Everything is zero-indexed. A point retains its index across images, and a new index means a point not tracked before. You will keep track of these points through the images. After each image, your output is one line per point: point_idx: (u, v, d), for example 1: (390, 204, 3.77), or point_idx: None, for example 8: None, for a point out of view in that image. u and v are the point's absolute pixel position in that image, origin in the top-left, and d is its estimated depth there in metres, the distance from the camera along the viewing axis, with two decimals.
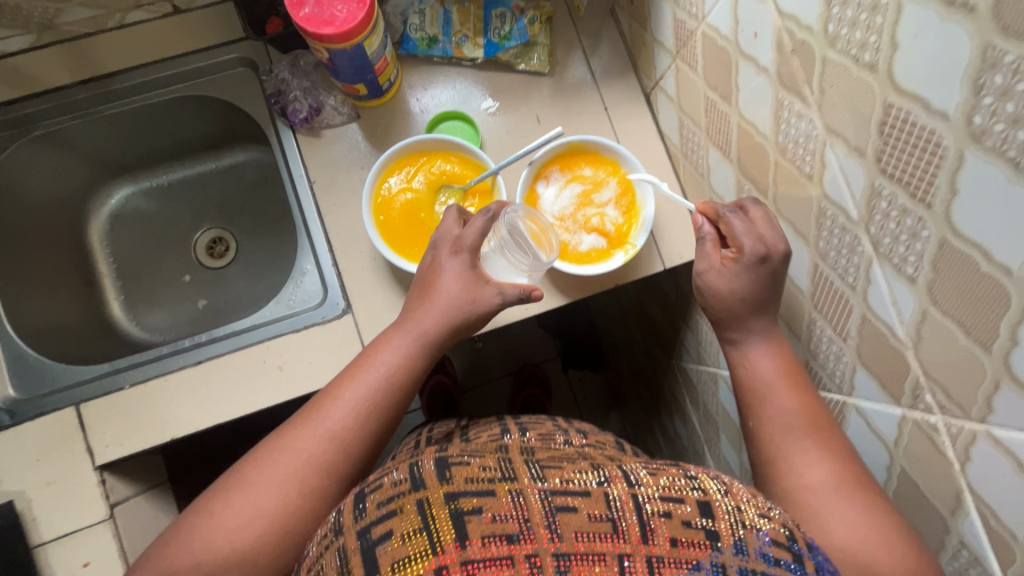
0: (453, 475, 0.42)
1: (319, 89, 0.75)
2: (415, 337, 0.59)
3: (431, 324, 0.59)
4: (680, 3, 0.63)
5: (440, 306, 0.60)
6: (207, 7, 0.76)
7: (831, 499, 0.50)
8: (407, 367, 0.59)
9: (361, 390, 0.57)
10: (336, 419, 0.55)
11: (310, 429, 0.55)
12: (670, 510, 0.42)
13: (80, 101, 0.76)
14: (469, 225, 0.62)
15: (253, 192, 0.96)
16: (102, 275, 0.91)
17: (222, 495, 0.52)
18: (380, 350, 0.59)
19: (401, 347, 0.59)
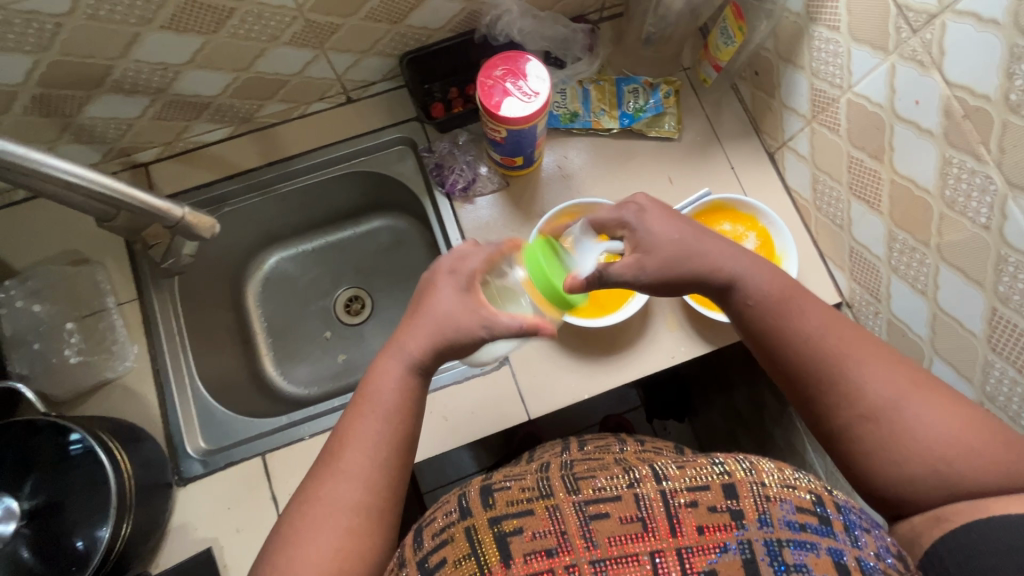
0: (496, 501, 0.50)
1: (478, 162, 0.84)
2: (404, 361, 0.59)
3: (418, 348, 0.58)
4: (818, 74, 0.70)
5: (431, 326, 0.58)
6: (377, 95, 0.86)
7: (904, 408, 0.53)
8: (408, 389, 0.59)
9: (370, 426, 0.57)
10: (352, 460, 0.55)
11: (332, 475, 0.55)
12: (696, 499, 0.49)
13: (265, 180, 0.86)
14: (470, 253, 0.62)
15: (386, 254, 1.05)
16: (256, 333, 1.00)
17: (283, 544, 0.52)
18: (377, 379, 0.59)
19: (394, 374, 0.58)
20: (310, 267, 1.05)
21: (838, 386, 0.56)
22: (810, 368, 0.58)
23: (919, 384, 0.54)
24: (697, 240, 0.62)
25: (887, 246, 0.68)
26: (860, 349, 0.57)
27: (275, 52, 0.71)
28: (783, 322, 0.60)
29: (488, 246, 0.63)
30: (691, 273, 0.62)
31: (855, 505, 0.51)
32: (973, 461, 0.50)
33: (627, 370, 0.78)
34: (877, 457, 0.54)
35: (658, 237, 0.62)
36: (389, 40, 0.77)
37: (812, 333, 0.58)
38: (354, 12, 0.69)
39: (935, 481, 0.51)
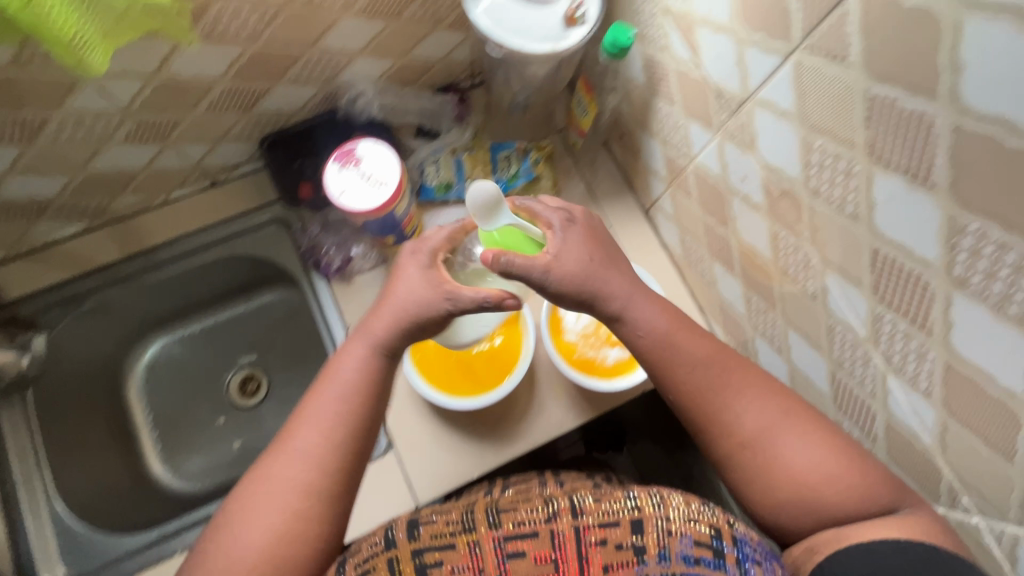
0: (421, 533, 0.48)
1: (350, 242, 0.81)
2: (369, 345, 0.58)
3: (382, 330, 0.57)
4: (669, 144, 0.71)
5: (398, 310, 0.57)
6: (243, 176, 0.83)
7: (779, 438, 0.55)
8: (371, 373, 0.58)
9: (326, 410, 0.56)
10: (310, 440, 0.54)
11: (287, 454, 0.54)
12: (606, 536, 0.48)
13: (127, 274, 0.82)
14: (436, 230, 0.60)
15: (280, 328, 1.00)
16: (139, 428, 0.94)
17: (229, 520, 0.52)
18: (338, 365, 0.58)
19: (356, 357, 0.58)
20: (198, 349, 0.99)
21: (720, 419, 0.57)
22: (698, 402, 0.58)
23: (793, 414, 0.56)
24: (606, 266, 0.58)
25: (746, 307, 0.70)
26: (742, 381, 0.58)
27: (111, 151, 0.67)
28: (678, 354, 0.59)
29: (449, 222, 0.60)
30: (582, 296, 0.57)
31: (752, 538, 0.49)
32: (836, 492, 0.52)
33: (515, 444, 0.77)
34: (758, 479, 0.55)
35: (581, 255, 0.57)
36: (242, 126, 0.74)
37: (702, 366, 0.59)
38: (194, 106, 0.66)
39: (800, 508, 0.53)
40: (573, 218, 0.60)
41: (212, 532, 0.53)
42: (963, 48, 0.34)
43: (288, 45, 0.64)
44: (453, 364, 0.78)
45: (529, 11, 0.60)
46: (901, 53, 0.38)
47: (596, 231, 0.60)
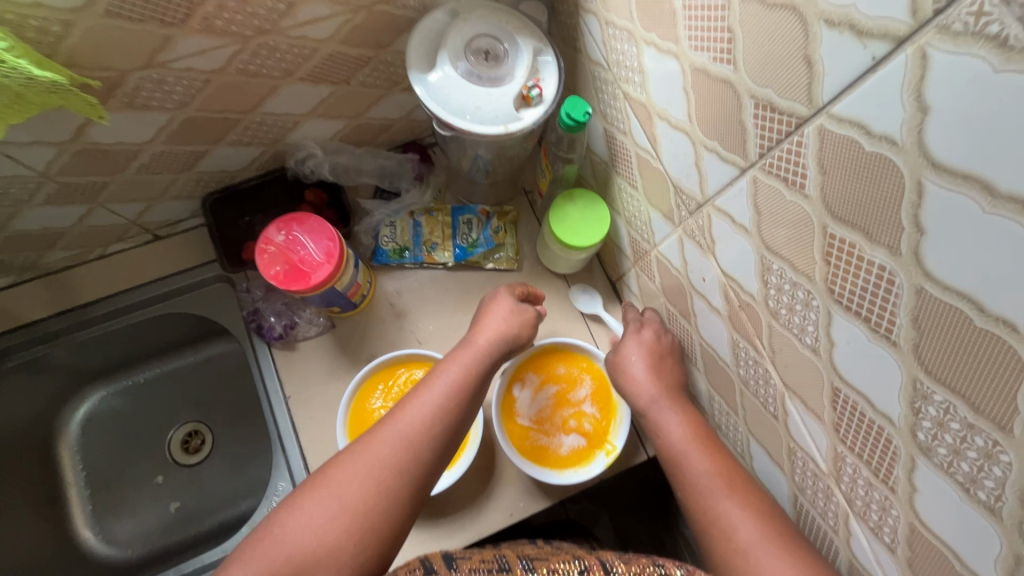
0: (459, 565, 0.48)
1: (296, 307, 0.77)
2: (473, 354, 0.60)
3: (484, 344, 0.61)
4: (633, 226, 0.67)
5: (494, 333, 0.63)
6: (187, 232, 0.78)
7: (761, 554, 0.48)
8: (474, 376, 0.58)
9: (431, 396, 0.55)
10: (410, 418, 0.53)
11: (384, 429, 0.52)
12: None
13: (56, 331, 0.77)
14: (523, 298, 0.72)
15: (228, 383, 0.94)
16: (68, 488, 0.88)
17: (306, 490, 0.48)
18: (438, 370, 0.59)
19: (463, 361, 0.59)
20: (141, 402, 0.94)
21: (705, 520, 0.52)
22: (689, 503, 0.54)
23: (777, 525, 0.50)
24: (648, 374, 0.63)
25: (710, 406, 0.65)
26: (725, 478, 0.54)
27: (33, 213, 0.63)
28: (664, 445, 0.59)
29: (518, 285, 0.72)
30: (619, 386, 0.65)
31: None
32: None
33: (459, 534, 0.71)
34: None
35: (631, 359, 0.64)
36: (181, 185, 0.70)
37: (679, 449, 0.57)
38: (123, 169, 0.62)
39: None
40: (642, 331, 0.67)
41: (286, 504, 0.48)
42: (925, 209, 0.29)
43: (223, 111, 0.60)
44: None
45: (478, 90, 0.56)
46: (858, 198, 0.33)
47: (667, 349, 0.65)
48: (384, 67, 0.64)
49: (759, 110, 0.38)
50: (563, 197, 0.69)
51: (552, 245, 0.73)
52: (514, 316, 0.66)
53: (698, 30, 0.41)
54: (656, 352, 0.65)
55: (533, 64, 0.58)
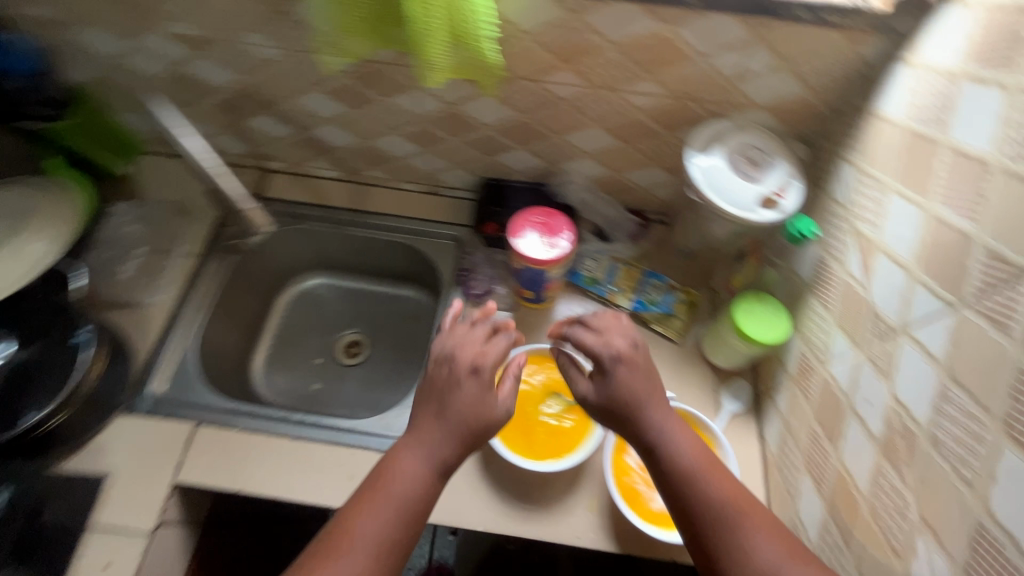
0: None
1: (497, 281, 0.95)
2: (438, 445, 0.64)
3: (448, 429, 0.64)
4: (809, 345, 0.73)
5: (458, 412, 0.65)
6: (453, 198, 1.04)
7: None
8: (423, 490, 0.63)
9: (375, 524, 0.59)
10: (353, 557, 0.57)
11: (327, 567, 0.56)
12: None
13: (339, 220, 1.05)
14: (491, 345, 0.69)
15: (402, 320, 1.16)
16: (265, 329, 1.13)
17: None
18: (394, 480, 0.63)
19: (425, 456, 0.64)
20: (339, 300, 1.18)
21: (727, 550, 0.56)
22: (716, 534, 0.57)
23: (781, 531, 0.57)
24: (643, 403, 0.64)
25: (819, 536, 0.65)
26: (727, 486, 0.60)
27: (391, 138, 0.92)
28: (676, 465, 0.61)
29: (500, 337, 0.71)
30: (624, 422, 0.65)
31: None
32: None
33: (530, 525, 0.76)
34: None
35: (624, 382, 0.65)
36: (478, 164, 0.95)
37: (687, 471, 0.61)
38: (460, 135, 0.89)
39: None
40: (618, 352, 0.66)
41: None
42: None
43: (543, 126, 0.84)
44: (517, 423, 0.82)
45: (735, 179, 0.71)
46: None
47: (645, 363, 0.66)
48: (661, 144, 0.84)
49: (988, 258, 0.46)
50: (756, 296, 0.79)
51: (734, 341, 0.81)
52: (480, 385, 0.67)
53: (953, 190, 0.51)
54: (639, 377, 0.65)
55: (783, 181, 0.72)
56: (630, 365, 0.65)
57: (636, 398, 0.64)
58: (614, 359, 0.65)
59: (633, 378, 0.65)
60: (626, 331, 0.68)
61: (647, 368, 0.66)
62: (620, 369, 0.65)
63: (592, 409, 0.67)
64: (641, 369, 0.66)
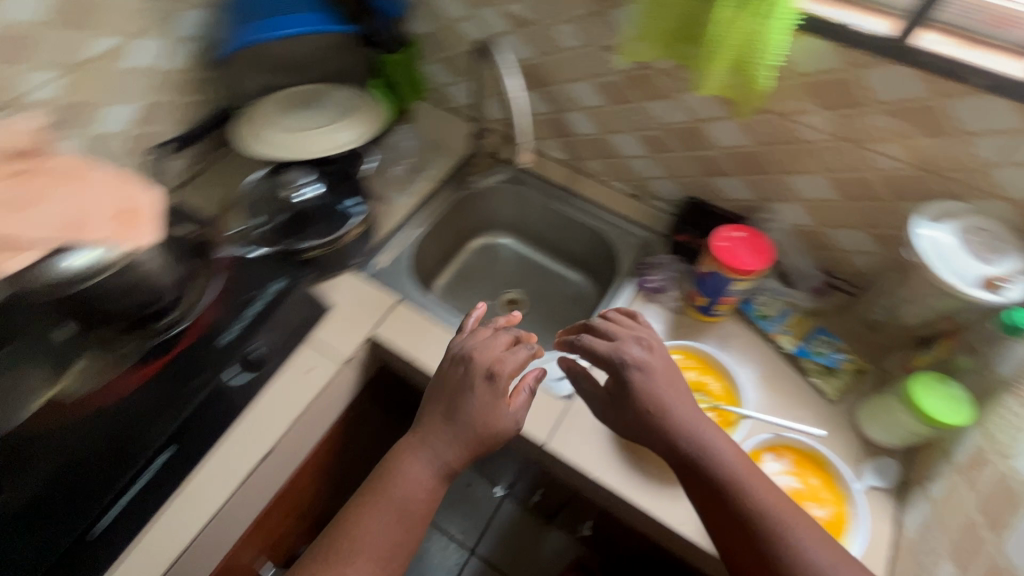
0: None
1: (673, 284, 1.04)
2: (389, 518, 0.70)
3: (390, 510, 0.71)
4: (989, 439, 0.71)
5: (394, 504, 0.71)
6: (653, 206, 1.16)
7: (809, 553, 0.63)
8: (432, 487, 0.73)
9: (383, 524, 0.70)
10: (366, 551, 0.68)
11: (345, 558, 0.67)
12: None
13: (549, 194, 1.22)
14: (509, 355, 0.77)
15: (562, 298, 1.30)
16: (451, 262, 1.32)
17: None
18: (405, 481, 0.73)
19: (377, 524, 0.70)
20: (516, 263, 1.35)
21: (772, 540, 0.65)
22: (759, 533, 0.65)
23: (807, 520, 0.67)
24: (661, 410, 0.73)
25: None
26: (756, 478, 0.70)
27: (628, 137, 1.07)
28: (715, 472, 0.69)
29: (523, 348, 0.79)
30: (645, 428, 0.74)
31: None
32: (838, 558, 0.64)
33: (642, 492, 0.81)
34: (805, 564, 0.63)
35: (647, 391, 0.74)
36: (691, 181, 1.06)
37: (725, 475, 0.69)
38: (690, 150, 1.01)
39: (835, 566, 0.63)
40: (636, 359, 0.76)
41: None
42: None
43: (772, 161, 0.93)
44: None
45: (961, 255, 0.74)
46: None
47: (661, 366, 0.77)
48: (882, 209, 0.88)
49: None
50: (939, 378, 0.78)
51: (908, 421, 0.80)
52: (494, 395, 0.74)
53: None
54: (655, 380, 0.75)
55: (1012, 271, 0.72)
56: (646, 366, 0.76)
57: (655, 402, 0.74)
58: (633, 367, 0.76)
59: (655, 377, 0.76)
60: (636, 339, 0.79)
61: (658, 366, 0.77)
62: (637, 373, 0.75)
63: (613, 412, 0.77)
64: (659, 373, 0.76)
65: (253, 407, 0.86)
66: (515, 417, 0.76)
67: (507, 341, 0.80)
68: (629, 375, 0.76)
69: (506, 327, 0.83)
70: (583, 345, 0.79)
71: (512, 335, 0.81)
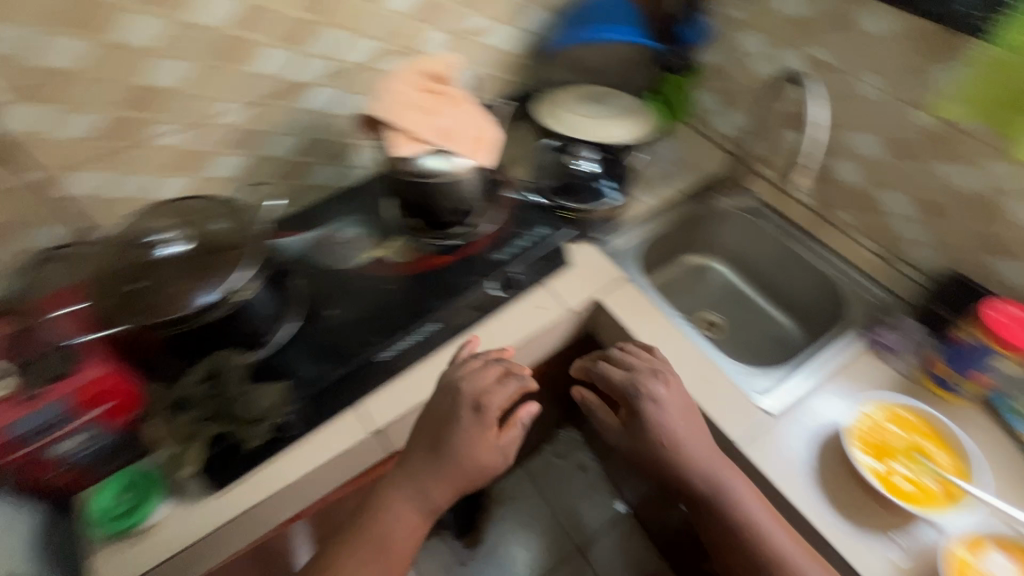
0: None
1: (911, 350, 1.00)
2: (413, 511, 0.77)
3: (404, 512, 0.77)
4: None
5: (386, 525, 0.76)
6: (902, 273, 1.12)
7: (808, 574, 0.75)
8: (410, 520, 0.77)
9: (378, 537, 0.76)
10: (356, 562, 0.74)
11: (354, 551, 0.75)
12: None
13: (788, 233, 1.24)
14: (500, 389, 0.78)
15: (763, 337, 1.31)
16: (663, 268, 1.37)
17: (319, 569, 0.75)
18: (383, 515, 0.77)
19: (399, 518, 0.77)
20: (723, 289, 1.39)
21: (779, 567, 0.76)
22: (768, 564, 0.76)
23: (804, 545, 0.79)
24: (676, 440, 0.82)
25: None
26: (766, 509, 0.80)
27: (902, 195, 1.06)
28: (733, 509, 0.79)
29: (512, 382, 0.79)
30: (656, 458, 0.83)
31: None
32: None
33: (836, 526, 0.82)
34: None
35: (666, 424, 0.83)
36: (962, 255, 1.02)
37: (739, 509, 0.79)
38: (976, 222, 0.98)
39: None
40: (647, 388, 0.85)
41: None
42: None
43: None
44: (870, 446, 0.88)
45: None
46: None
47: (678, 394, 0.86)
48: None
49: None
50: None
51: None
52: (480, 427, 0.76)
53: None
54: (666, 412, 0.83)
55: None
56: (664, 392, 0.85)
57: (674, 435, 0.82)
58: (646, 399, 0.84)
59: (670, 403, 0.84)
60: (648, 368, 0.88)
61: (671, 401, 0.85)
62: (649, 406, 0.84)
63: (620, 439, 0.87)
64: (672, 405, 0.84)
65: (494, 315, 1.03)
66: (504, 450, 0.77)
67: (500, 373, 0.80)
68: (644, 407, 0.84)
69: (495, 358, 0.83)
70: (608, 364, 0.90)
71: (500, 367, 0.80)
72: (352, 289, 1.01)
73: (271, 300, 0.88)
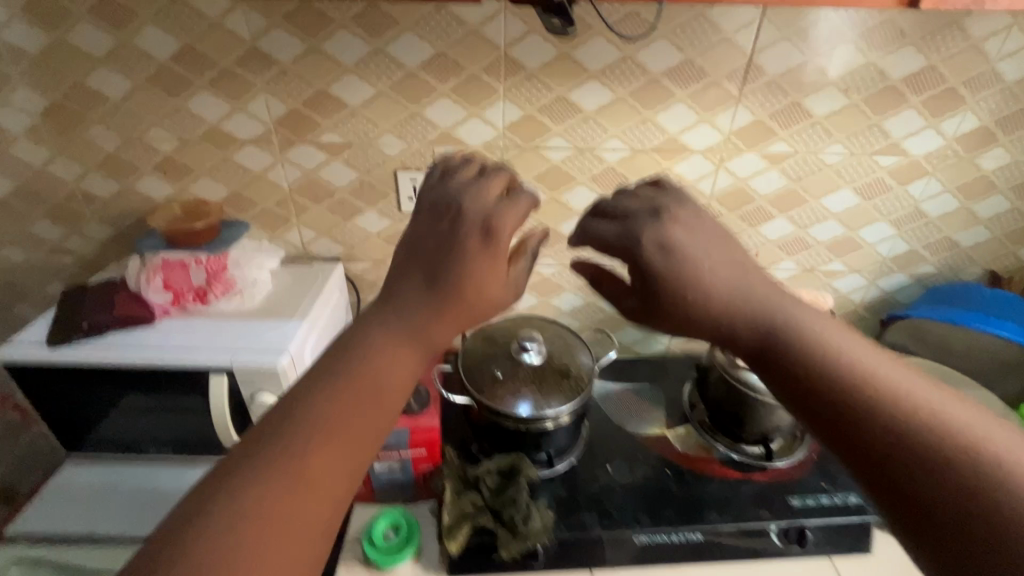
0: None
1: None
2: (408, 336, 0.44)
3: (388, 345, 0.43)
4: None
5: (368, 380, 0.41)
6: None
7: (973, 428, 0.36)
8: (412, 348, 0.44)
9: (352, 391, 0.41)
10: (314, 436, 0.38)
11: (315, 417, 0.39)
12: None
13: None
14: (495, 205, 0.50)
15: None
16: None
17: (245, 473, 0.37)
18: (364, 354, 0.43)
19: (390, 354, 0.43)
20: None
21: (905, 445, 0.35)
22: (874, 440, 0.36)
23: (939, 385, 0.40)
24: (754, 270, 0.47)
25: None
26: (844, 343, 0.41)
27: None
28: (804, 362, 0.40)
29: (523, 203, 0.51)
30: (751, 294, 0.45)
31: None
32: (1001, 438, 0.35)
33: None
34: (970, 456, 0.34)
35: (696, 248, 0.47)
36: None
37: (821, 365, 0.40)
38: None
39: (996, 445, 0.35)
40: (653, 210, 0.50)
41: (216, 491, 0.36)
42: None
43: None
44: None
45: None
46: None
47: (707, 217, 0.50)
48: None
49: None
50: None
51: None
52: (490, 257, 0.48)
53: None
54: (705, 226, 0.49)
55: None
56: (658, 220, 0.49)
57: (765, 295, 0.45)
58: (640, 213, 0.50)
59: (701, 224, 0.49)
60: (655, 191, 0.54)
61: (712, 224, 0.50)
62: (674, 229, 0.48)
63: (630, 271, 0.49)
64: (709, 228, 0.49)
65: (761, 558, 0.92)
66: (514, 285, 0.52)
67: (507, 184, 0.54)
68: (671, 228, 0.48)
69: (499, 166, 0.57)
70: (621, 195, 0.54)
71: (500, 181, 0.53)
72: (635, 452, 1.03)
73: (570, 435, 0.98)
